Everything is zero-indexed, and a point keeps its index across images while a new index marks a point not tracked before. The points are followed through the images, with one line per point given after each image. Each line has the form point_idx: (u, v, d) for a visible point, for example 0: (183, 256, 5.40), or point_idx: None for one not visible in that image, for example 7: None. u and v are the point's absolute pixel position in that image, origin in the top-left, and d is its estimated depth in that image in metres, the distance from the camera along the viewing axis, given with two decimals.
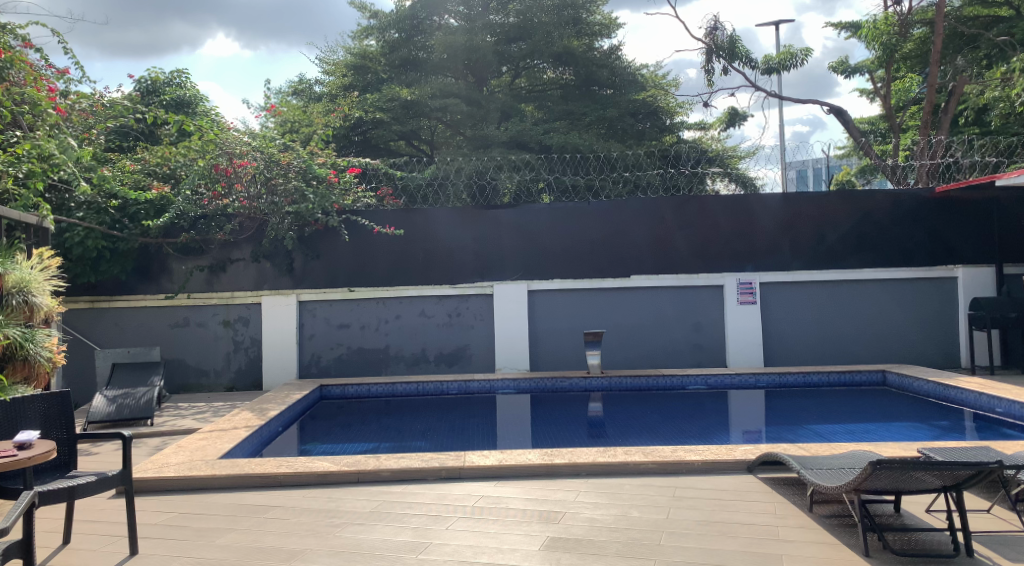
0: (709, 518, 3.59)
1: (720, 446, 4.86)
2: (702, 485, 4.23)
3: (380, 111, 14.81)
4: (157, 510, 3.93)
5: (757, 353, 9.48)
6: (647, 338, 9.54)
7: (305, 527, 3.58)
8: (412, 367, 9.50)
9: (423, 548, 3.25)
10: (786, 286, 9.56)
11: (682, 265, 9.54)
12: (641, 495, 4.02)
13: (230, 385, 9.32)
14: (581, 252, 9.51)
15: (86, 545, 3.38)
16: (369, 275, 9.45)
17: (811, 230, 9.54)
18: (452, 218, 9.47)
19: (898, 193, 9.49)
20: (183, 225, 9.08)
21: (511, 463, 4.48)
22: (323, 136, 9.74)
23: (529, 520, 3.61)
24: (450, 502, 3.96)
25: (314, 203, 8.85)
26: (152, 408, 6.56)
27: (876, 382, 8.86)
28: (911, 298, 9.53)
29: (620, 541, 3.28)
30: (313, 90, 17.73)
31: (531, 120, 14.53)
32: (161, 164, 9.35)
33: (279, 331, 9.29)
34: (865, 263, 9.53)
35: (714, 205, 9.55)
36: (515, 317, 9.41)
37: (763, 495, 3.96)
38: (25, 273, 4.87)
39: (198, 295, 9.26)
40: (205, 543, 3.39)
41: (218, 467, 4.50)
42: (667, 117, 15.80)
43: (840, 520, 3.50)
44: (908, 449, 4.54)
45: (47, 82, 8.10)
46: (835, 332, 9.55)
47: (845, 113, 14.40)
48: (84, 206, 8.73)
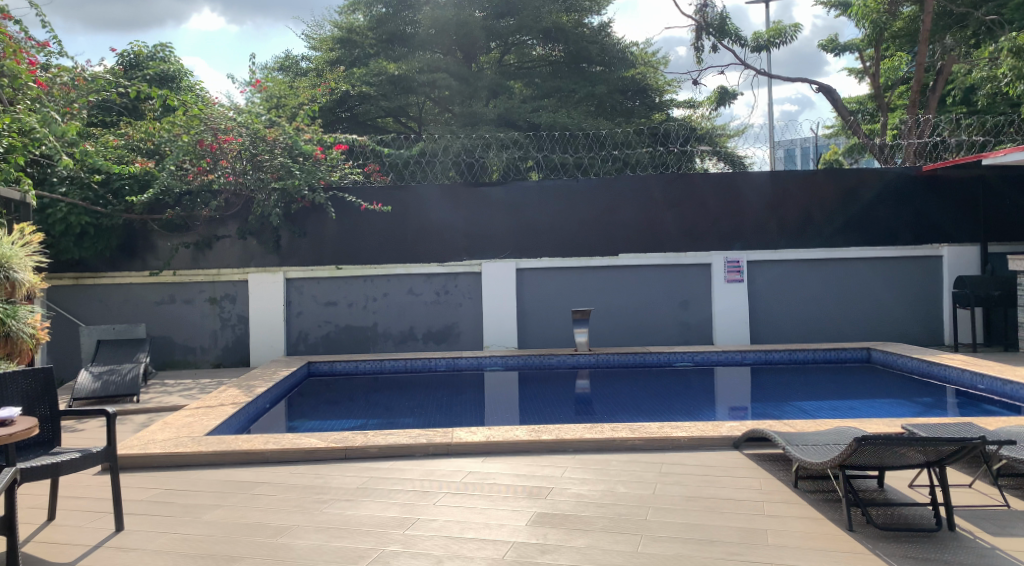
0: (695, 493, 3.62)
1: (706, 422, 4.89)
2: (688, 460, 4.26)
3: (367, 86, 14.72)
4: (142, 486, 3.91)
5: (744, 331, 9.52)
6: (636, 317, 9.56)
7: (292, 504, 3.57)
8: (400, 345, 9.49)
9: (411, 524, 3.26)
10: (773, 265, 9.60)
11: (671, 243, 9.56)
12: (628, 471, 4.04)
13: (217, 361, 9.27)
14: (570, 230, 9.52)
15: (71, 521, 3.36)
16: (356, 253, 9.42)
17: (798, 208, 9.58)
18: (440, 195, 9.42)
19: (885, 172, 9.54)
20: (168, 201, 8.93)
21: (498, 439, 4.49)
22: (309, 112, 9.58)
23: (516, 496, 3.62)
24: (437, 478, 3.97)
25: (301, 179, 8.83)
26: (137, 385, 6.47)
27: (861, 359, 8.93)
28: (898, 277, 9.59)
29: (606, 516, 3.30)
30: (300, 66, 17.50)
31: (519, 97, 14.44)
32: (145, 139, 9.14)
33: (266, 309, 9.22)
34: (851, 242, 9.58)
35: (702, 184, 9.54)
36: (504, 294, 9.39)
37: (748, 471, 3.99)
38: (5, 249, 4.76)
39: (185, 272, 9.19)
40: (191, 519, 3.38)
41: (205, 444, 4.48)
42: (655, 95, 15.84)
43: (825, 495, 3.53)
44: (892, 425, 4.59)
45: (27, 55, 7.92)
46: (821, 310, 9.61)
47: (834, 92, 14.39)
48: (68, 181, 8.64)
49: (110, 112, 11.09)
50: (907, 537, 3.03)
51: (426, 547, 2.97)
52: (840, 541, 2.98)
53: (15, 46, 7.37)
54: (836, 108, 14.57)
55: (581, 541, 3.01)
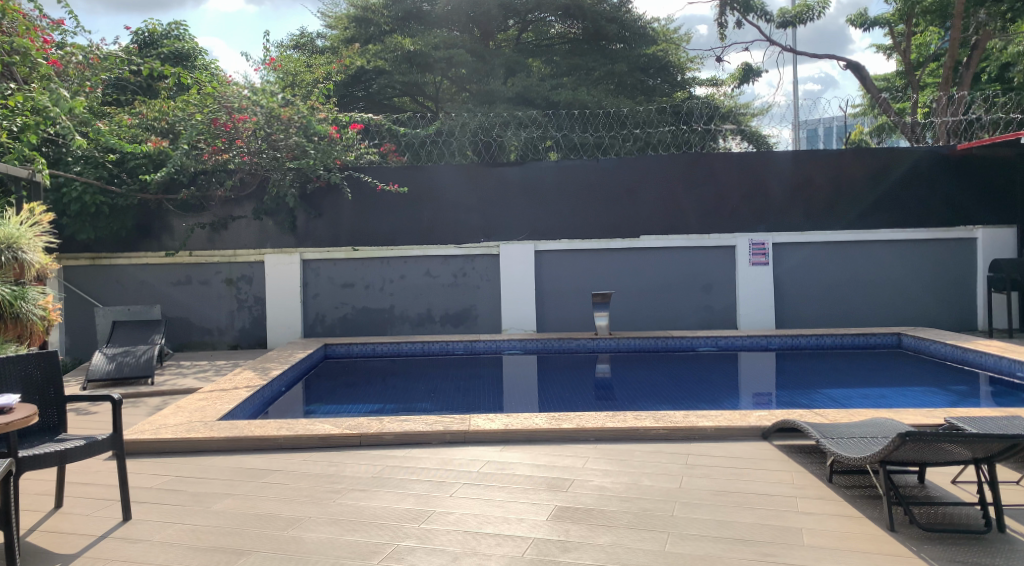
0: (724, 488, 3.45)
1: (733, 411, 4.71)
2: (715, 451, 4.09)
3: (382, 61, 14.52)
4: (153, 473, 3.82)
5: (769, 314, 9.29)
6: (657, 300, 9.35)
7: (304, 493, 3.45)
8: (417, 328, 9.38)
9: (426, 517, 3.12)
10: (800, 247, 9.32)
11: (694, 225, 9.32)
12: (652, 462, 3.88)
13: (234, 343, 9.22)
14: (590, 210, 9.30)
15: (78, 509, 3.27)
16: (372, 234, 9.30)
17: (826, 188, 9.29)
18: (457, 176, 9.26)
19: (917, 152, 9.23)
20: (182, 181, 8.83)
21: (517, 427, 4.34)
22: (324, 90, 9.38)
23: (536, 488, 3.47)
24: (454, 468, 3.83)
25: (316, 159, 8.72)
26: (151, 366, 6.38)
27: (890, 344, 8.67)
28: (930, 259, 9.28)
29: (631, 512, 3.15)
30: (316, 44, 17.18)
31: (538, 75, 14.14)
32: (159, 118, 8.90)
33: (283, 289, 9.12)
34: (881, 224, 9.29)
35: (726, 164, 9.28)
36: (522, 277, 9.22)
37: (779, 464, 3.81)
38: (12, 229, 4.64)
39: (200, 252, 9.12)
40: (200, 509, 3.27)
41: (217, 429, 4.38)
42: (678, 73, 15.47)
43: (863, 491, 3.34)
44: (930, 416, 4.39)
45: (42, 34, 7.82)
46: (850, 294, 9.34)
47: (863, 69, 13.97)
48: (81, 160, 8.51)
49: (124, 91, 10.96)
50: (954, 539, 2.84)
51: (442, 543, 2.84)
52: (880, 542, 2.81)
53: (29, 25, 7.38)
54: (865, 85, 14.14)
55: (605, 539, 2.85)
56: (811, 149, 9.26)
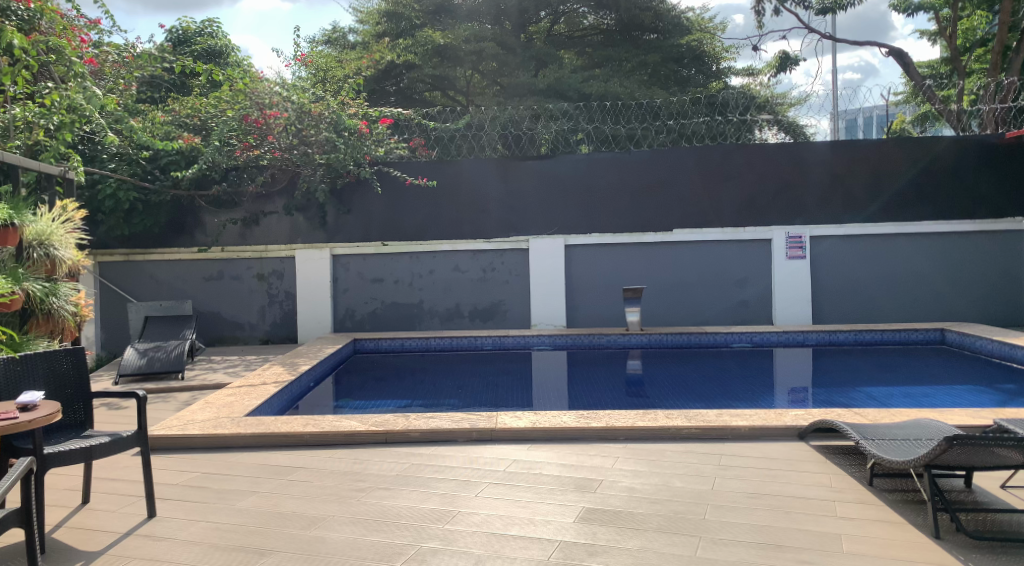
0: (758, 490, 3.32)
1: (769, 410, 4.56)
2: (749, 452, 3.95)
3: (412, 55, 14.50)
4: (179, 469, 3.82)
5: (805, 309, 9.05)
6: (690, 295, 9.18)
7: (328, 492, 3.42)
8: (446, 323, 9.35)
9: (451, 517, 3.06)
10: (838, 240, 9.06)
11: (729, 218, 9.11)
12: (683, 463, 3.76)
13: (265, 337, 9.29)
14: (621, 204, 9.15)
15: (104, 506, 3.27)
16: (402, 229, 9.27)
17: (865, 179, 9.00)
18: (486, 170, 9.17)
19: (962, 141, 8.90)
20: (214, 177, 8.91)
21: (545, 425, 4.25)
22: (354, 84, 9.36)
23: (563, 489, 3.38)
24: (480, 467, 3.76)
25: (346, 154, 8.67)
26: (182, 361, 6.44)
27: (933, 340, 8.38)
28: (975, 252, 8.96)
29: (661, 515, 3.04)
30: (347, 39, 17.17)
31: (569, 67, 13.95)
32: (192, 115, 9.11)
33: (313, 284, 9.16)
34: (924, 216, 8.98)
35: (762, 155, 9.06)
36: (552, 272, 9.14)
37: (817, 465, 3.66)
38: (44, 226, 4.68)
39: (232, 248, 9.19)
40: (225, 506, 3.25)
41: (243, 425, 4.38)
42: (713, 63, 15.13)
43: (907, 496, 3.18)
44: (977, 416, 4.19)
45: (79, 33, 7.98)
46: (890, 289, 9.05)
47: (905, 56, 13.58)
48: (116, 157, 8.64)
49: (159, 89, 11.10)
50: (1005, 548, 2.68)
51: (466, 545, 2.77)
52: (926, 551, 2.65)
53: (66, 24, 7.52)
54: (908, 72, 13.68)
55: (633, 543, 2.75)
56: (851, 140, 8.98)
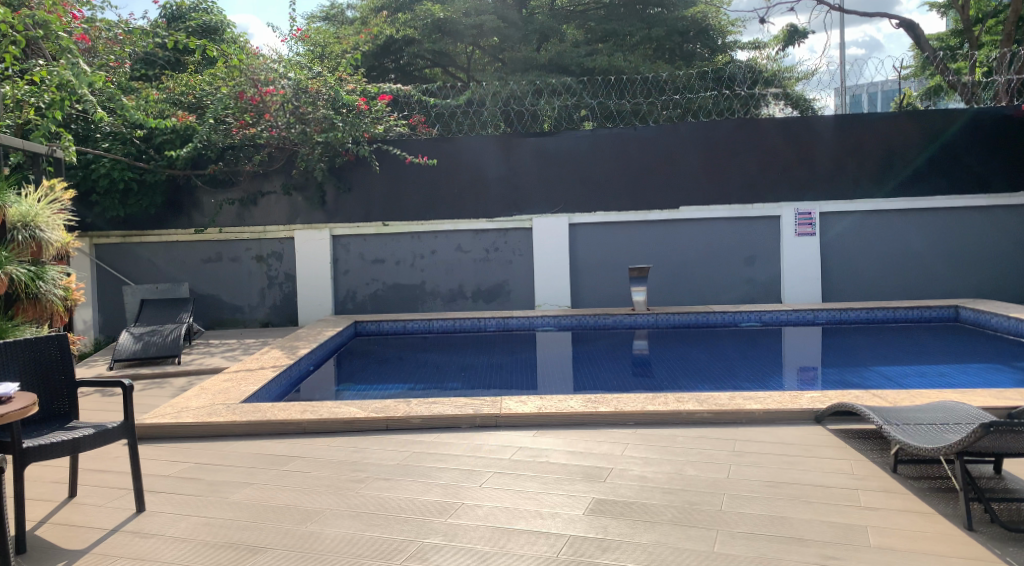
0: (776, 478, 3.16)
1: (783, 393, 4.40)
2: (764, 437, 3.79)
3: (411, 30, 14.15)
4: (172, 460, 3.68)
5: (815, 287, 8.87)
6: (698, 274, 8.99)
7: (326, 483, 3.27)
8: (449, 304, 9.20)
9: (454, 510, 2.91)
10: (849, 217, 8.86)
11: (737, 194, 8.89)
12: (696, 449, 3.60)
13: (265, 320, 9.14)
14: (627, 181, 8.92)
15: (91, 500, 3.13)
16: (403, 208, 9.06)
17: (878, 153, 8.76)
18: (487, 146, 8.95)
19: (977, 112, 8.66)
20: (210, 156, 8.68)
21: (551, 411, 4.10)
22: (352, 60, 9.09)
23: (571, 478, 3.23)
24: (484, 455, 3.61)
25: (345, 132, 8.43)
26: (178, 346, 6.30)
27: (948, 318, 8.22)
28: (990, 228, 8.76)
29: (675, 505, 2.89)
30: (345, 15, 16.76)
31: (571, 42, 13.64)
32: (186, 93, 8.82)
33: (313, 265, 9.01)
34: (938, 190, 8.74)
35: (770, 129, 8.82)
36: (557, 251, 8.96)
37: (836, 451, 3.50)
38: (28, 207, 4.51)
39: (230, 229, 9.00)
40: (217, 499, 3.11)
41: (239, 412, 4.23)
42: (718, 37, 14.79)
43: (933, 484, 3.01)
44: (1002, 398, 4.02)
45: (69, 9, 7.71)
46: (901, 265, 8.86)
47: (916, 27, 13.29)
48: (110, 137, 8.40)
49: (153, 67, 10.85)
50: None
51: (470, 540, 2.62)
52: (958, 543, 2.49)
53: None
54: (919, 44, 13.37)
55: (646, 537, 2.60)
56: (861, 114, 8.72)
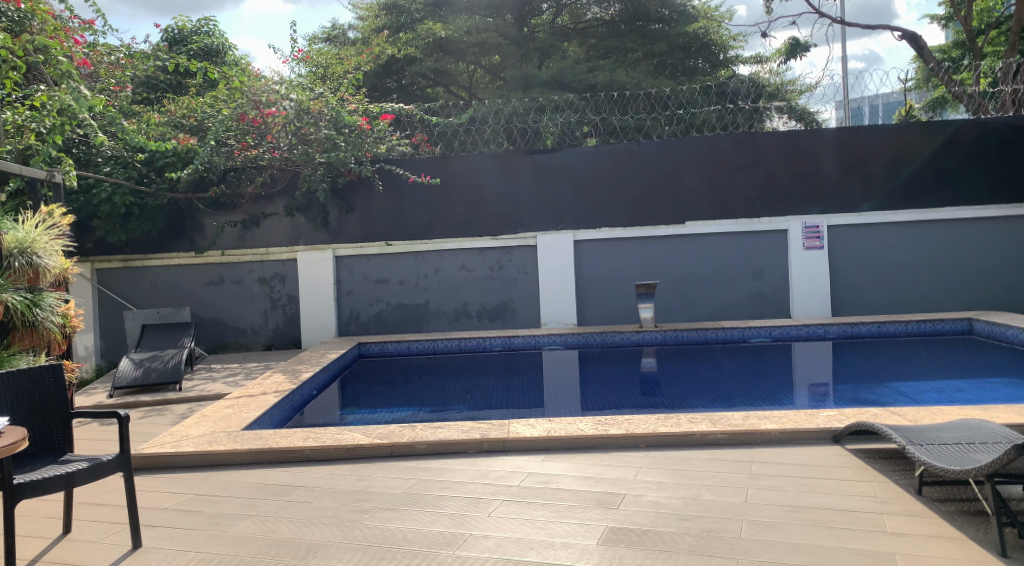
0: (796, 503, 3.03)
1: (798, 412, 4.28)
2: (780, 458, 3.67)
3: (413, 48, 14.18)
4: (170, 491, 3.57)
5: (824, 301, 8.75)
6: (705, 289, 8.88)
7: (329, 513, 3.16)
8: (454, 323, 9.10)
9: (462, 542, 2.79)
10: (857, 229, 8.75)
11: (742, 208, 8.81)
12: (711, 472, 3.48)
13: (268, 343, 9.05)
14: (630, 197, 8.84)
15: (86, 535, 3.03)
16: (406, 228, 8.99)
17: (884, 164, 8.68)
18: (489, 164, 8.90)
19: (983, 122, 8.59)
20: (212, 178, 8.64)
21: (560, 434, 3.98)
22: (354, 80, 9.06)
23: (583, 506, 3.11)
24: (492, 482, 3.49)
25: (346, 152, 8.40)
26: (179, 371, 6.22)
27: (961, 331, 8.07)
28: (1000, 238, 8.65)
29: (691, 533, 2.77)
30: (347, 36, 16.83)
31: (572, 59, 13.64)
32: (187, 115, 8.73)
33: (315, 286, 8.94)
34: (947, 201, 8.65)
35: (774, 142, 8.75)
36: (562, 268, 8.87)
37: (857, 472, 3.38)
38: (25, 233, 4.45)
39: (232, 251, 8.94)
40: (216, 533, 3.00)
41: (240, 440, 4.13)
42: (720, 51, 14.78)
43: (961, 507, 2.89)
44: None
45: (72, 34, 7.68)
46: (912, 278, 8.74)
47: (919, 38, 13.25)
48: (112, 160, 8.38)
49: (155, 90, 10.87)
50: None
51: None
52: None
53: (57, 25, 7.19)
54: (923, 55, 13.33)
55: None
56: (859, 124, 8.67)
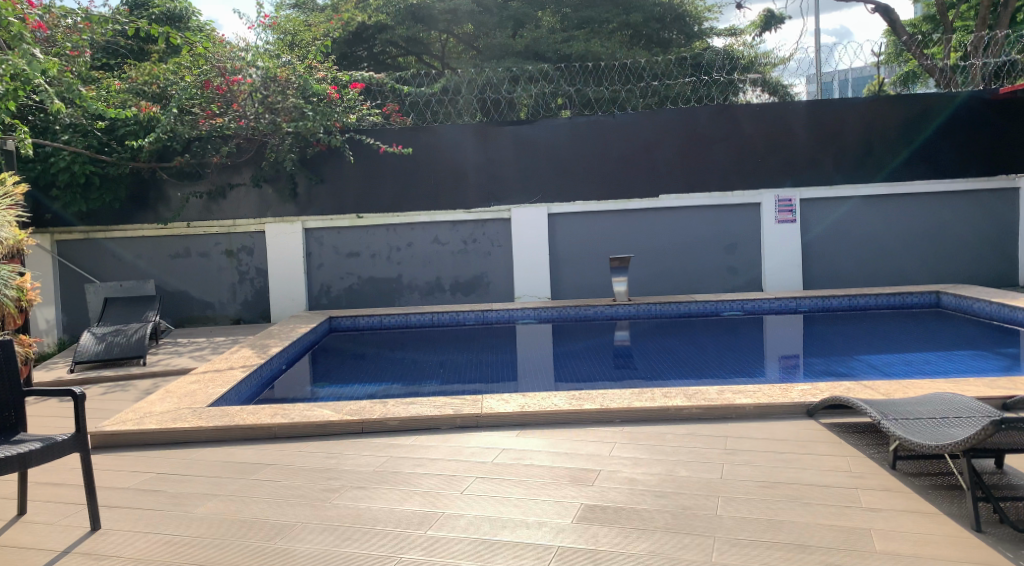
0: (771, 478, 3.02)
1: (772, 386, 4.28)
2: (755, 433, 3.66)
3: (384, 15, 13.83)
4: (132, 470, 3.45)
5: (796, 275, 8.81)
6: (679, 263, 8.87)
7: (298, 493, 3.07)
8: (427, 297, 8.99)
9: (435, 521, 2.73)
10: (829, 204, 8.79)
11: (717, 181, 8.77)
12: (687, 447, 3.46)
13: (236, 317, 8.87)
14: (605, 169, 8.76)
15: (42, 517, 2.90)
16: (377, 200, 8.81)
17: (858, 139, 8.69)
18: (463, 135, 8.73)
19: (956, 96, 8.61)
20: (176, 147, 8.35)
21: (535, 409, 3.93)
22: (322, 47, 8.77)
23: (558, 482, 3.06)
24: (466, 458, 3.43)
25: (314, 122, 8.08)
26: (144, 346, 6.04)
27: (929, 304, 8.19)
28: (969, 213, 8.76)
29: (667, 510, 2.74)
30: (315, 2, 16.35)
31: (547, 28, 13.47)
32: (149, 82, 8.34)
33: (285, 259, 8.75)
34: (918, 175, 8.70)
35: (750, 116, 8.69)
36: (536, 242, 8.79)
37: (831, 447, 3.38)
38: None
39: (198, 223, 8.70)
40: (180, 514, 2.90)
41: (206, 417, 4.01)
42: (694, 23, 14.68)
43: (935, 481, 2.90)
44: (996, 388, 3.93)
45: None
46: (883, 252, 8.83)
47: (893, 12, 13.28)
48: (70, 129, 7.92)
49: (115, 56, 10.49)
50: None
51: (452, 556, 2.44)
52: (968, 546, 2.36)
53: None
54: (895, 29, 13.39)
55: (640, 547, 2.45)
56: (829, 98, 8.66)
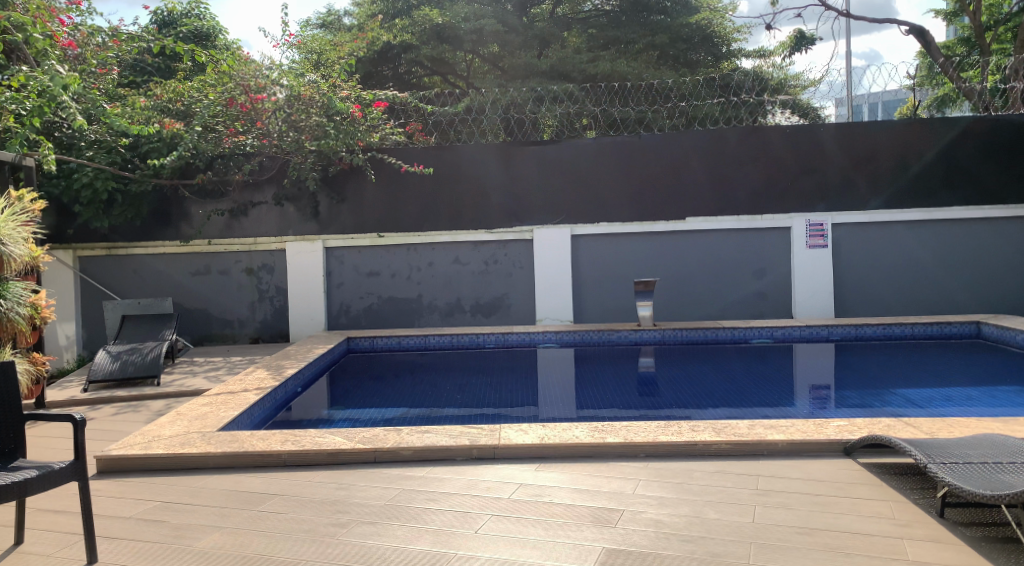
0: (809, 524, 2.80)
1: (806, 421, 4.06)
2: (789, 472, 3.44)
3: (409, 35, 13.86)
4: (136, 498, 3.33)
5: (827, 302, 8.54)
6: (704, 287, 8.66)
7: (304, 527, 2.92)
8: (447, 318, 8.86)
9: (447, 563, 2.57)
10: (862, 229, 8.53)
11: (745, 204, 8.56)
12: (716, 486, 3.26)
13: (255, 335, 8.81)
14: (630, 190, 8.59)
15: (38, 548, 2.78)
16: (399, 219, 8.73)
17: (891, 161, 8.43)
18: (486, 154, 8.64)
19: (995, 118, 8.34)
20: (199, 165, 8.36)
21: (555, 441, 3.75)
22: (347, 66, 8.66)
23: (579, 522, 2.88)
24: (482, 493, 3.26)
25: (337, 140, 8.12)
26: (158, 365, 5.96)
27: (969, 334, 7.89)
28: (1009, 240, 8.45)
29: (696, 558, 2.55)
30: (342, 22, 16.44)
31: (571, 49, 13.42)
32: (174, 99, 8.35)
33: (305, 278, 8.69)
34: (955, 200, 8.42)
35: (780, 137, 8.49)
36: (558, 264, 8.64)
37: (872, 490, 3.15)
38: None
39: (218, 240, 8.66)
40: (181, 547, 2.76)
41: (215, 442, 3.89)
42: (722, 44, 14.50)
43: (989, 532, 2.67)
44: None
45: (57, 15, 7.39)
46: (917, 279, 8.54)
47: (928, 35, 13.03)
48: (95, 145, 8.03)
49: (143, 73, 10.57)
50: None
51: None
52: None
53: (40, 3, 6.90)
54: (930, 51, 13.11)
55: None
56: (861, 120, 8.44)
